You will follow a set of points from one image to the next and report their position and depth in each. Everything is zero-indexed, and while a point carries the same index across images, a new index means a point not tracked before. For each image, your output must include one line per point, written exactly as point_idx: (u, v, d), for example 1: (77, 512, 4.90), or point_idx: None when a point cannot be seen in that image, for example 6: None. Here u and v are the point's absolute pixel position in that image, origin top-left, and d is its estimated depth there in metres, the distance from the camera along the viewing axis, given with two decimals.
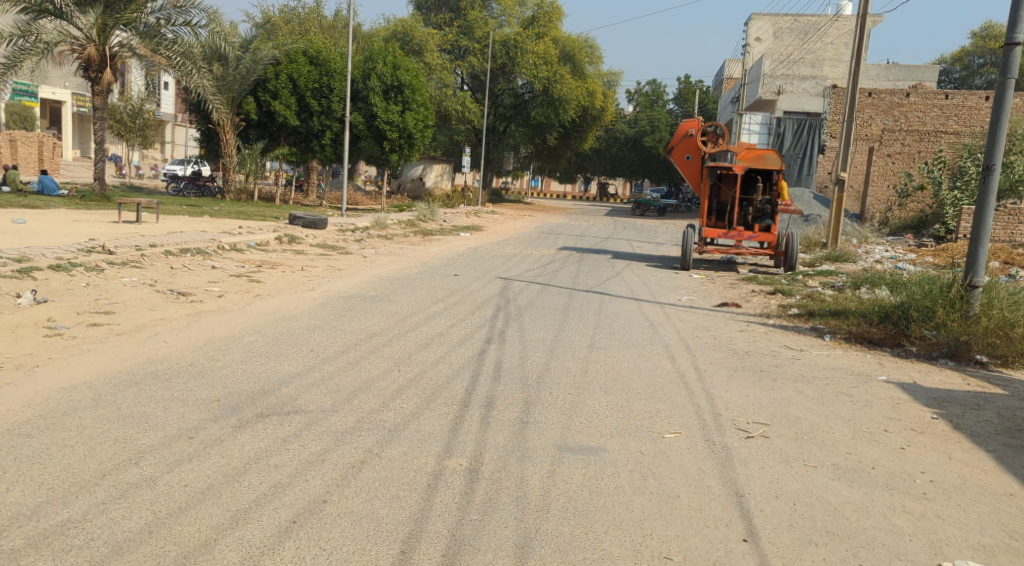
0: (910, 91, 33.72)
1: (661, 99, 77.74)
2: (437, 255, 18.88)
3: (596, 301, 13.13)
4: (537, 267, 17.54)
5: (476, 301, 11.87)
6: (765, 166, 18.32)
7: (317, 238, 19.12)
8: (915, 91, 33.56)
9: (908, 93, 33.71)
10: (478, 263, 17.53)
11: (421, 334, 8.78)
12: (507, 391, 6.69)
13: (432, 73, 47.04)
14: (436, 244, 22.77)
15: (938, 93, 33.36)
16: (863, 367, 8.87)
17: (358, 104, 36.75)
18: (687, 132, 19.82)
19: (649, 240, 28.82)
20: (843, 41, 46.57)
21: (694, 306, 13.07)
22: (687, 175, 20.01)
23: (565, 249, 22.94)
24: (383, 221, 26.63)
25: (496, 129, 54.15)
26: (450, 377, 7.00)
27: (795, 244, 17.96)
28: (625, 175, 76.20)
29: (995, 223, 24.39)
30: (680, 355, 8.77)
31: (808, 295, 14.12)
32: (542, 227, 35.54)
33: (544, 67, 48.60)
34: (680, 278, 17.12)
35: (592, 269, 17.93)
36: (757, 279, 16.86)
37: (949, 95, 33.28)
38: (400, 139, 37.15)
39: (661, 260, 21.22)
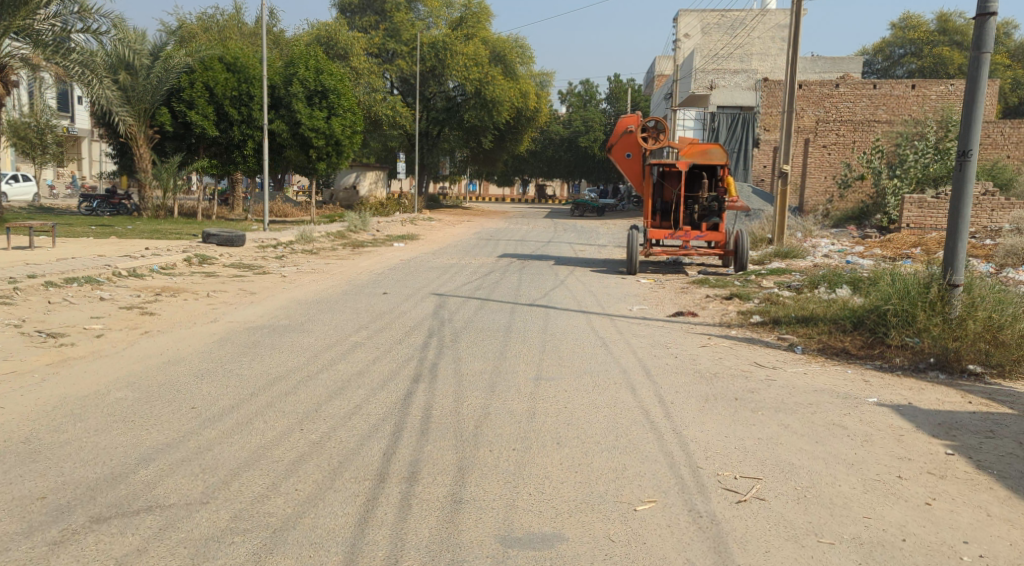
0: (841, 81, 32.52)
1: (594, 98, 77.15)
2: (367, 270, 17.50)
3: (543, 317, 11.87)
4: (474, 278, 16.30)
5: (408, 324, 10.53)
6: (710, 161, 17.31)
7: (232, 256, 17.60)
8: (845, 81, 32.38)
9: (837, 83, 32.57)
10: (411, 277, 16.21)
11: (338, 374, 7.41)
12: (438, 449, 5.38)
13: (360, 78, 45.55)
14: (365, 257, 21.33)
15: (867, 83, 32.26)
16: (848, 387, 7.81)
17: (280, 112, 35.02)
18: (626, 128, 18.72)
19: (590, 242, 27.75)
20: (769, 36, 46.44)
21: (648, 317, 11.90)
22: (629, 174, 18.92)
23: (503, 257, 21.69)
24: (310, 234, 25.13)
25: (429, 133, 52.79)
26: (369, 434, 5.66)
27: (746, 241, 16.92)
28: (561, 176, 75.38)
29: (937, 211, 23.09)
30: (641, 384, 7.55)
31: (766, 297, 13.09)
32: (480, 232, 34.31)
33: (475, 68, 47.38)
34: (628, 284, 15.99)
35: (533, 278, 16.75)
36: (708, 282, 15.77)
37: (877, 84, 32.18)
38: (327, 145, 35.90)
39: (605, 265, 20.13)
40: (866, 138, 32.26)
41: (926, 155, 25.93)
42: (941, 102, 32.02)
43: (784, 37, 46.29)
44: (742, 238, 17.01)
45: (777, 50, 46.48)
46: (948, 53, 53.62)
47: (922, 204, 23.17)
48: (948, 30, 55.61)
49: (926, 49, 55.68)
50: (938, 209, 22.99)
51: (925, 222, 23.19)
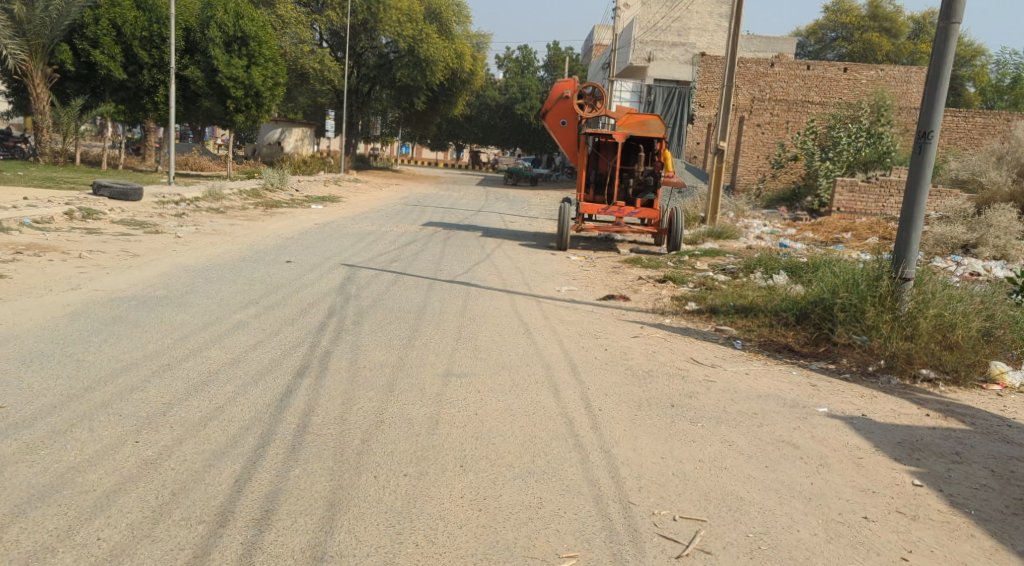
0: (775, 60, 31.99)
1: (532, 66, 75.76)
2: (276, 233, 16.22)
3: (463, 295, 10.83)
4: (391, 247, 15.17)
5: (307, 299, 9.40)
6: (648, 134, 16.39)
7: (124, 211, 16.58)
8: (779, 60, 31.89)
9: (772, 62, 31.92)
10: (322, 243, 15.00)
11: (210, 363, 6.29)
12: (311, 482, 4.38)
13: (286, 27, 43.54)
14: (277, 218, 19.94)
15: (801, 64, 31.86)
16: (796, 392, 6.91)
17: (194, 56, 33.00)
18: (562, 93, 17.64)
19: (520, 213, 26.72)
20: (708, 10, 45.75)
21: (578, 300, 10.92)
22: (563, 142, 17.90)
23: (428, 224, 20.52)
24: (223, 191, 23.62)
25: (360, 91, 50.92)
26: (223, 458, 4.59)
27: (681, 220, 16.11)
28: (495, 144, 73.97)
29: (868, 195, 21.84)
30: (566, 385, 6.56)
31: (701, 280, 12.19)
32: (407, 197, 33.02)
33: (409, 25, 45.70)
34: (555, 261, 14.99)
35: (457, 250, 15.69)
36: (640, 262, 14.82)
37: (810, 65, 31.76)
38: (247, 97, 34.23)
39: (534, 238, 19.12)
40: (799, 120, 31.50)
41: (859, 138, 25.17)
42: (872, 86, 31.46)
43: (722, 14, 45.70)
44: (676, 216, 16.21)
45: (715, 26, 45.93)
46: (878, 39, 53.72)
47: (853, 188, 21.94)
48: (879, 16, 55.64)
49: (856, 34, 55.72)
50: (866, 194, 21.68)
51: (855, 207, 21.90)
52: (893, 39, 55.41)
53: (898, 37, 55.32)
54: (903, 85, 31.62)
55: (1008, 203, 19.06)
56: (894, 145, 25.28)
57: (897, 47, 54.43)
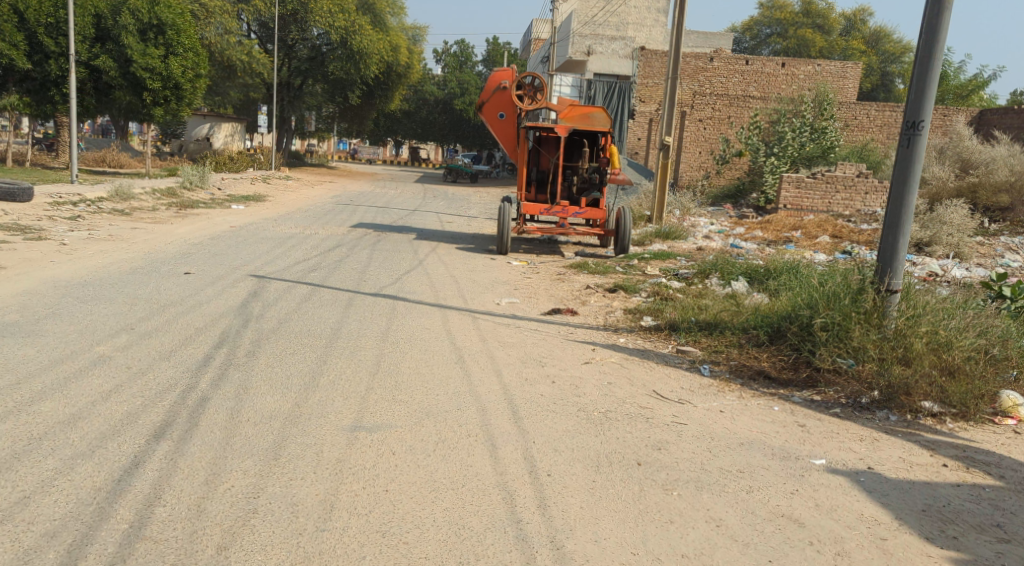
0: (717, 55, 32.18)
1: (470, 61, 74.15)
2: (184, 238, 14.56)
3: (387, 311, 9.39)
4: (312, 253, 13.65)
5: (197, 322, 7.96)
6: (592, 127, 15.14)
7: (8, 216, 15.02)
8: (718, 55, 30.88)
9: (711, 57, 30.96)
10: (234, 249, 13.42)
11: (38, 424, 4.97)
12: None
13: (211, 17, 40.90)
14: (189, 220, 18.29)
15: (740, 58, 30.99)
16: (785, 433, 5.62)
17: (105, 45, 30.64)
18: (499, 84, 16.36)
19: (457, 212, 25.25)
20: (646, 5, 44.86)
21: (519, 317, 9.52)
22: (502, 137, 16.61)
23: (357, 226, 19.04)
24: (132, 191, 21.70)
25: (291, 84, 48.89)
26: None
27: (629, 220, 14.90)
28: (434, 140, 72.28)
29: (813, 192, 20.66)
30: (505, 436, 5.23)
31: (653, 289, 10.84)
32: (337, 195, 31.31)
33: (340, 16, 43.66)
34: (493, 268, 13.57)
35: (385, 255, 14.20)
36: (585, 267, 13.53)
37: (750, 60, 30.91)
38: (165, 89, 32.26)
39: (472, 240, 17.71)
40: None
41: (803, 133, 24.18)
42: (811, 81, 30.72)
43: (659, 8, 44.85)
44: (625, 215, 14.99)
45: (653, 21, 45.10)
46: (811, 36, 53.42)
47: (800, 184, 20.70)
48: (812, 13, 55.36)
49: (790, 30, 55.33)
50: (813, 190, 20.55)
51: (802, 204, 20.71)
52: (827, 35, 55.09)
53: (831, 34, 55.04)
54: (840, 80, 31.03)
55: (960, 200, 18.20)
56: (837, 140, 24.55)
57: (830, 44, 53.97)
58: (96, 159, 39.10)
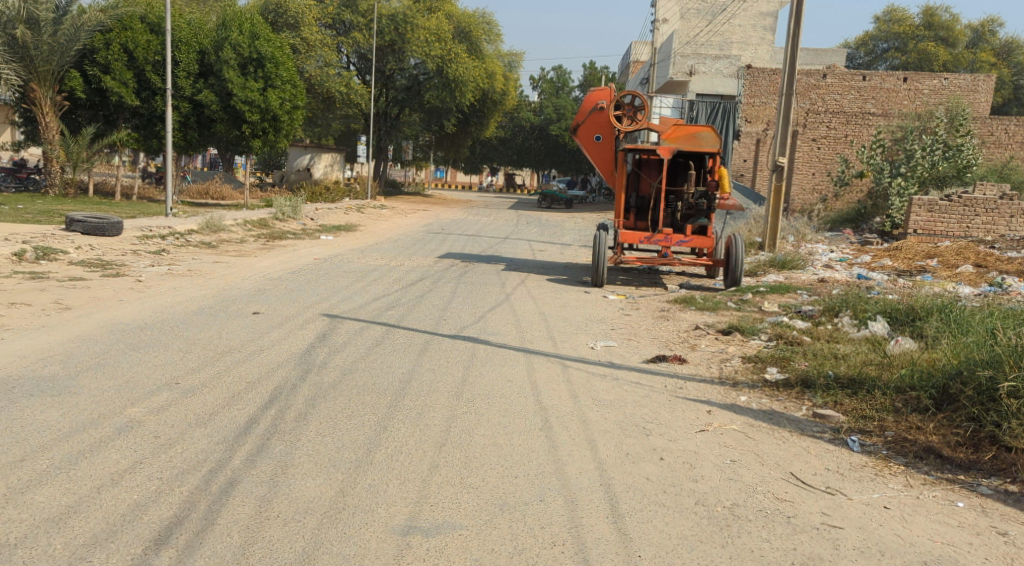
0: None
1: (567, 86, 73.34)
2: (264, 273, 13.83)
3: (467, 357, 8.23)
4: (394, 288, 12.76)
5: (250, 374, 6.96)
6: (699, 148, 13.78)
7: (93, 251, 14.57)
8: (833, 70, 28.89)
9: (824, 73, 29.09)
10: (315, 285, 12.61)
11: (20, 526, 4.07)
12: None
13: (312, 51, 41.60)
14: (274, 253, 17.69)
15: (856, 73, 28.92)
16: (980, 555, 4.35)
17: (208, 80, 31.05)
18: (596, 103, 15.20)
19: (552, 240, 24.15)
20: (750, 24, 43.25)
21: (618, 364, 8.24)
22: (598, 160, 15.42)
23: (445, 256, 18.08)
24: (223, 222, 21.33)
25: (388, 114, 48.86)
26: None
27: (741, 250, 13.50)
28: (531, 166, 71.70)
29: (948, 215, 18.80)
30: (603, 551, 4.18)
31: (775, 331, 9.42)
32: (431, 224, 30.65)
33: (437, 44, 43.49)
34: (590, 303, 12.34)
35: (472, 289, 13.19)
36: (693, 302, 12.16)
37: (867, 75, 28.86)
38: (263, 121, 32.20)
39: (566, 271, 16.58)
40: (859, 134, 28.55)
41: (934, 151, 22.06)
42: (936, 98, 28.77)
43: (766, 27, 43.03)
44: (736, 245, 13.59)
45: (758, 40, 43.36)
46: (931, 49, 50.70)
47: (933, 207, 18.84)
48: (933, 26, 52.54)
49: (909, 45, 52.85)
50: (948, 213, 18.69)
51: (934, 228, 18.85)
52: (950, 48, 52.18)
53: (955, 46, 52.06)
54: (971, 93, 29.08)
55: None
56: (975, 158, 21.98)
57: (954, 57, 50.98)
58: (199, 192, 39.66)
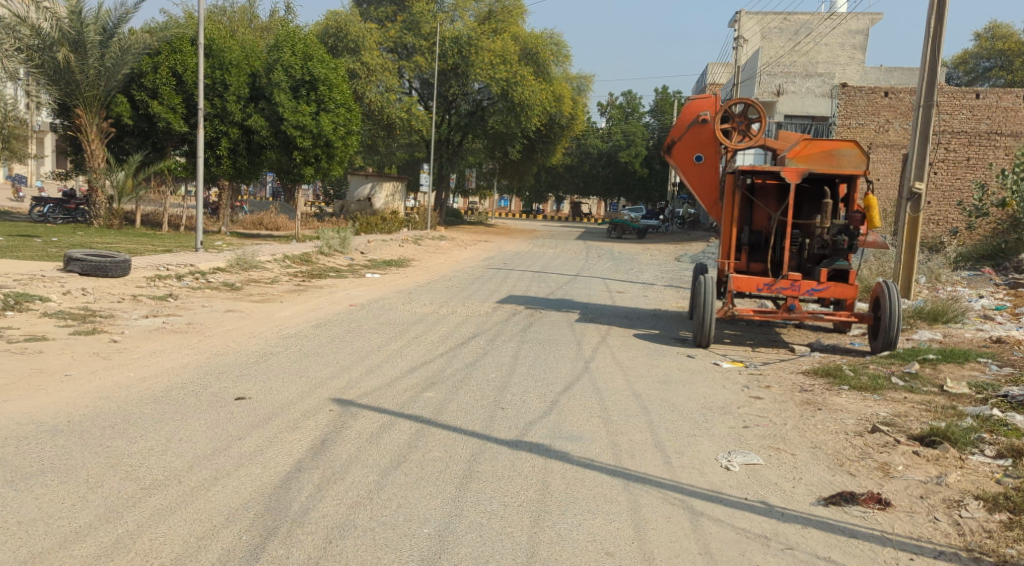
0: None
1: (637, 111, 69.88)
2: (283, 326, 10.98)
3: (537, 494, 5.16)
4: (441, 351, 9.81)
5: (171, 548, 4.30)
6: (838, 169, 10.70)
7: (84, 296, 11.83)
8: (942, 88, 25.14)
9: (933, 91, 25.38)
10: (342, 348, 9.72)
11: None
12: None
13: (373, 75, 39.32)
14: (306, 296, 14.87)
15: (968, 90, 25.06)
16: None
17: (258, 104, 28.70)
18: (697, 115, 12.30)
19: (630, 278, 21.05)
20: (839, 42, 39.77)
21: (780, 508, 5.17)
22: (698, 186, 12.40)
23: (507, 301, 15.10)
24: (256, 258, 18.62)
25: (451, 141, 46.34)
26: None
27: (897, 295, 10.55)
28: (599, 195, 68.79)
29: None
30: None
31: (1005, 442, 6.28)
32: (493, 257, 27.79)
33: (502, 67, 40.74)
34: (702, 374, 9.26)
35: (545, 351, 10.16)
36: (844, 378, 9.02)
37: (985, 93, 24.91)
38: (315, 147, 29.06)
39: (655, 322, 13.50)
40: (982, 157, 25.10)
41: None
42: None
43: (854, 45, 38.67)
44: (888, 288, 10.65)
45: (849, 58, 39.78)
46: None
47: None
48: None
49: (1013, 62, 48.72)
50: None
51: None
52: None
53: None
54: None
55: None
56: None
57: None
58: (252, 222, 37.43)
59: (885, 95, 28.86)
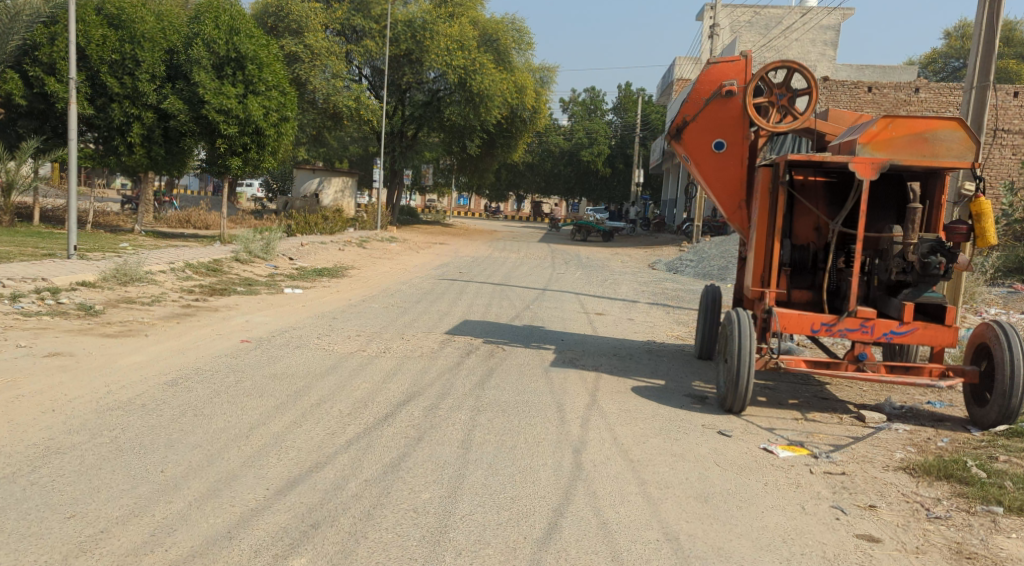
0: (922, 85, 25.27)
1: (600, 108, 66.51)
2: (118, 387, 7.30)
3: None
4: (349, 435, 6.28)
5: None
6: (933, 160, 7.38)
7: None
8: None
9: None
10: (191, 431, 6.18)
11: None
12: None
13: (317, 60, 35.14)
14: (190, 323, 11.15)
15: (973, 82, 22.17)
16: None
17: (175, 85, 23.39)
18: (720, 86, 8.92)
19: (607, 293, 17.66)
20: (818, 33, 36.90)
21: None
22: (716, 183, 9.06)
23: (457, 330, 11.62)
24: (144, 268, 14.83)
25: (404, 134, 42.54)
26: None
27: (1017, 337, 7.29)
28: (560, 194, 65.73)
29: None
30: None
31: None
32: (447, 264, 24.20)
33: (459, 53, 36.99)
34: (758, 479, 5.91)
35: (511, 429, 6.69)
36: (983, 485, 5.74)
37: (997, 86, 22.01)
38: (242, 134, 23.88)
39: (653, 362, 10.11)
40: (993, 157, 22.12)
41: None
42: None
43: (829, 39, 35.71)
44: (1001, 326, 7.40)
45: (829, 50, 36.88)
46: (1018, 66, 44.42)
47: None
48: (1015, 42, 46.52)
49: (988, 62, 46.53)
50: None
51: None
52: None
53: None
54: None
55: None
56: None
57: None
58: (179, 219, 33.17)
59: (869, 90, 25.76)
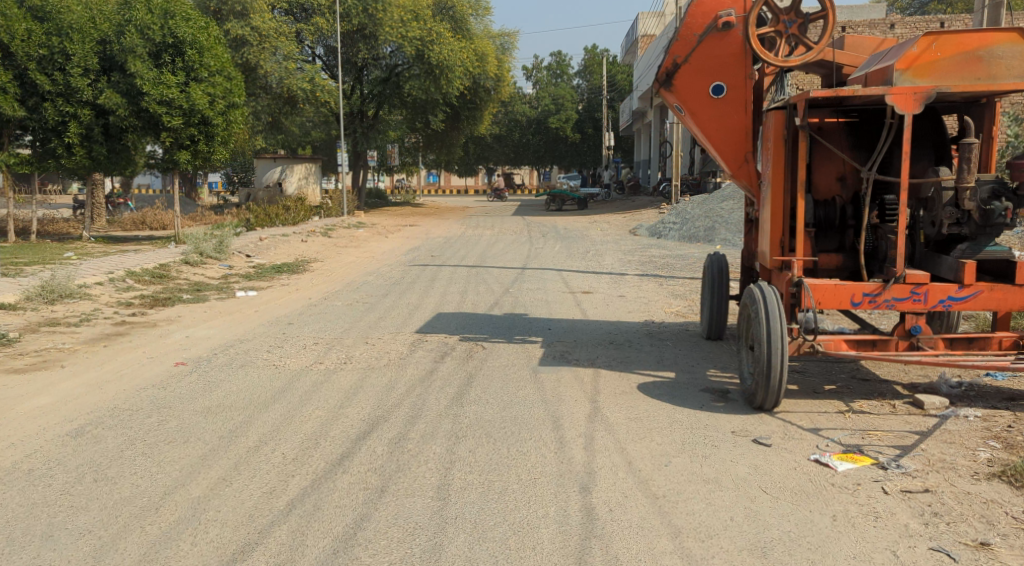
0: (898, 19, 23.99)
1: (565, 73, 64.84)
2: (5, 445, 5.80)
3: None
4: (292, 492, 4.84)
5: None
6: (987, 84, 6.08)
7: None
8: None
9: None
10: (82, 505, 4.73)
11: None
12: None
13: (266, 42, 33.18)
14: (119, 344, 9.61)
15: None
16: None
17: (112, 77, 20.84)
18: (715, 18, 7.50)
19: (591, 267, 16.26)
20: None
21: None
22: (717, 134, 7.69)
23: (428, 327, 10.19)
24: (77, 282, 13.24)
25: (365, 114, 40.76)
26: None
27: None
28: (531, 164, 64.10)
29: None
30: None
31: None
32: (418, 248, 22.70)
33: (415, 24, 35.29)
34: (824, 511, 4.58)
35: (499, 462, 5.30)
36: None
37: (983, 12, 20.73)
38: (189, 126, 21.87)
39: (658, 348, 8.75)
40: None
41: None
42: None
43: None
44: None
45: None
46: None
47: None
48: None
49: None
50: None
51: None
52: None
53: None
54: None
55: None
56: None
57: None
58: (133, 221, 31.33)
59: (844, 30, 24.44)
